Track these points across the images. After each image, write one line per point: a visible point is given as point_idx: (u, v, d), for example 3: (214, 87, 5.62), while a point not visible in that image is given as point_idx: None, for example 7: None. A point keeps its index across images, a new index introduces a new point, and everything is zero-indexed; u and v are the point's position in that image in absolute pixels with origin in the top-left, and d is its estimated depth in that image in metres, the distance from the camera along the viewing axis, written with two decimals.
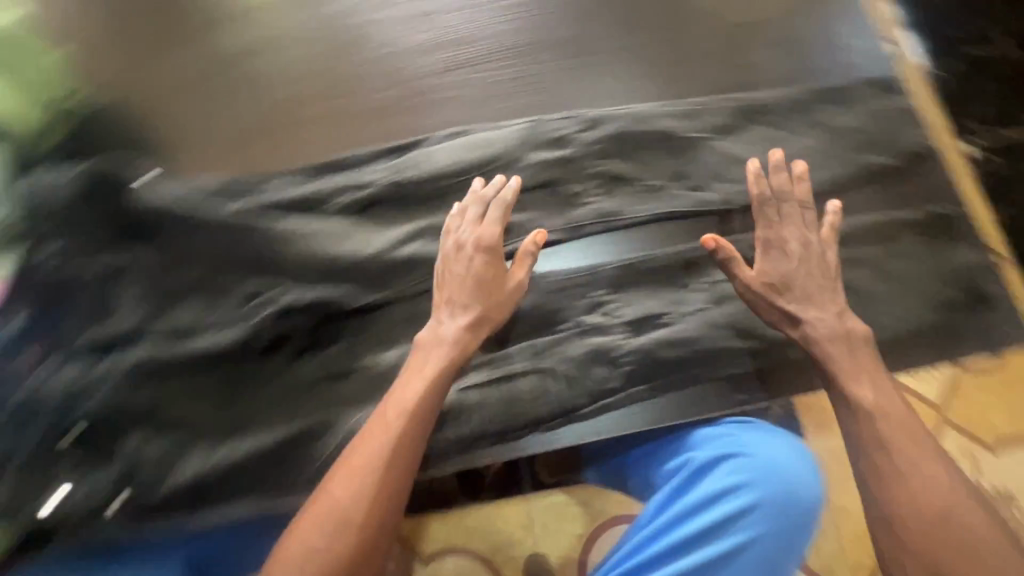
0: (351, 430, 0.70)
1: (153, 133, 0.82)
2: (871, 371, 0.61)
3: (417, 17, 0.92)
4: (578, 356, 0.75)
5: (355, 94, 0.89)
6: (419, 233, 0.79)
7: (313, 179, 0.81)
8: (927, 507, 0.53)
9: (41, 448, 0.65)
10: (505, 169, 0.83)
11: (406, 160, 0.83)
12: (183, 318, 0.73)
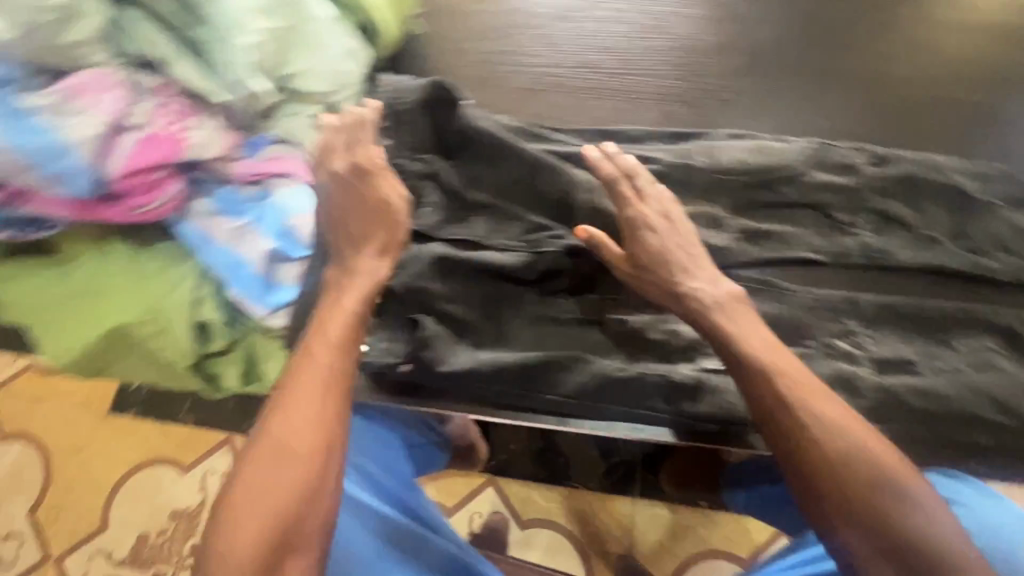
0: (596, 373, 0.75)
1: (475, 79, 0.97)
2: (750, 327, 0.67)
3: (718, 29, 0.99)
4: (824, 375, 0.75)
5: (647, 82, 0.96)
6: (692, 216, 0.83)
7: (599, 142, 0.90)
8: (871, 500, 0.57)
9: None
10: (787, 178, 0.84)
11: (693, 148, 0.87)
12: (472, 230, 0.81)
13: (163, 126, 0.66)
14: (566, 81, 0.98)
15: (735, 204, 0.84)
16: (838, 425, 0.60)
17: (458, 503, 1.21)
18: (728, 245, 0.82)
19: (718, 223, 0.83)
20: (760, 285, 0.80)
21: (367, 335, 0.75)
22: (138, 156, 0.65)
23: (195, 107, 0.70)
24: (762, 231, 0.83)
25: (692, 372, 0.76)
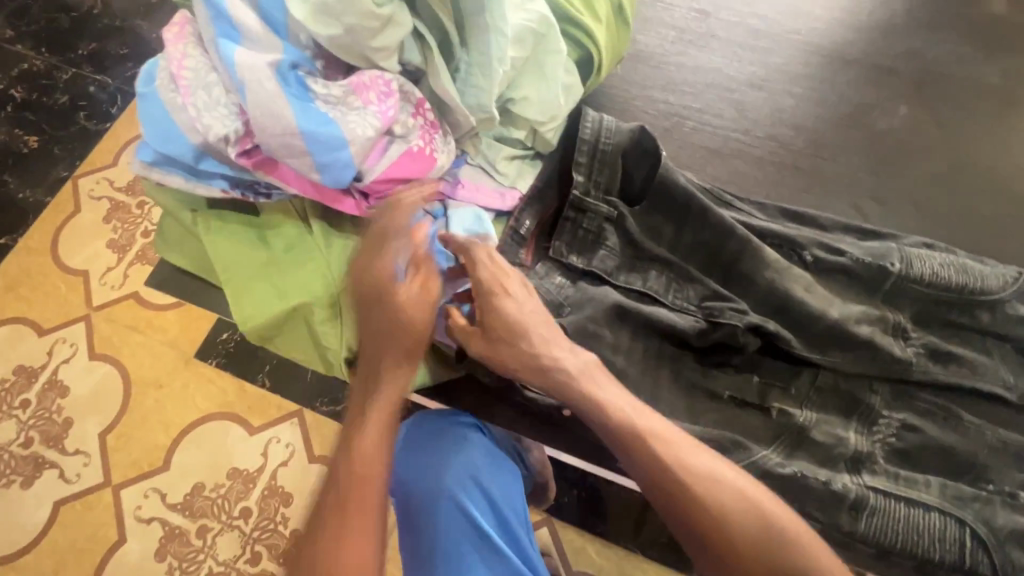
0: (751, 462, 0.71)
1: (658, 130, 0.97)
2: (612, 393, 0.67)
3: (920, 130, 0.95)
4: (1003, 528, 0.68)
5: (835, 168, 0.93)
6: (876, 320, 0.78)
7: (783, 223, 0.87)
8: (745, 550, 0.61)
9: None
10: (986, 303, 0.78)
11: (889, 250, 0.82)
12: (645, 282, 0.80)
13: (419, 142, 0.71)
14: (751, 150, 0.95)
15: (922, 319, 0.79)
16: (726, 503, 0.62)
17: None
18: (913, 360, 0.76)
19: (902, 333, 0.78)
20: (939, 409, 0.75)
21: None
22: (393, 168, 0.70)
23: (437, 124, 0.73)
24: (950, 354, 0.77)
25: (855, 486, 0.70)
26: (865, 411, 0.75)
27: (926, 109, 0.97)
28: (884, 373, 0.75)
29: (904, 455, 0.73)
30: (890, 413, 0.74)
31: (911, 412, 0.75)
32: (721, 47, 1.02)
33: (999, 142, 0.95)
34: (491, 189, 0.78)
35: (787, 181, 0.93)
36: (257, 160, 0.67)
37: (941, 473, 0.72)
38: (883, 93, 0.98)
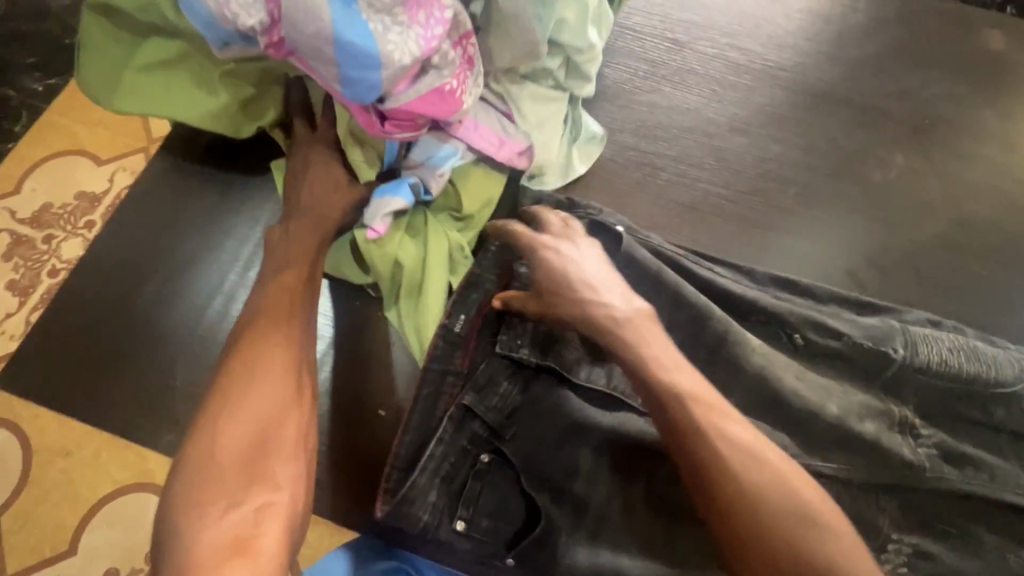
0: None
1: (627, 183, 0.84)
2: (659, 341, 0.58)
3: (918, 182, 0.85)
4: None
5: (828, 226, 0.82)
6: (880, 414, 0.66)
7: (773, 292, 0.75)
8: (781, 551, 0.49)
9: (459, 460, 0.64)
10: (1001, 397, 0.66)
11: (891, 330, 0.69)
12: (609, 382, 0.66)
13: (454, 81, 0.61)
14: (734, 206, 0.83)
15: (932, 410, 0.66)
16: (753, 448, 0.53)
17: None
18: (921, 463, 0.63)
19: (908, 428, 0.66)
20: (956, 533, 0.63)
21: (468, 510, 0.63)
22: (418, 104, 0.61)
23: (478, 65, 0.65)
24: (963, 455, 0.65)
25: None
26: (872, 535, 0.62)
27: (924, 156, 0.86)
28: (885, 479, 0.63)
29: None
30: (901, 537, 0.62)
31: (924, 536, 0.63)
32: (699, 83, 0.90)
33: (1002, 198, 0.85)
34: (491, 132, 0.73)
35: (775, 243, 0.81)
36: (284, 53, 0.58)
37: None
38: (880, 140, 0.87)
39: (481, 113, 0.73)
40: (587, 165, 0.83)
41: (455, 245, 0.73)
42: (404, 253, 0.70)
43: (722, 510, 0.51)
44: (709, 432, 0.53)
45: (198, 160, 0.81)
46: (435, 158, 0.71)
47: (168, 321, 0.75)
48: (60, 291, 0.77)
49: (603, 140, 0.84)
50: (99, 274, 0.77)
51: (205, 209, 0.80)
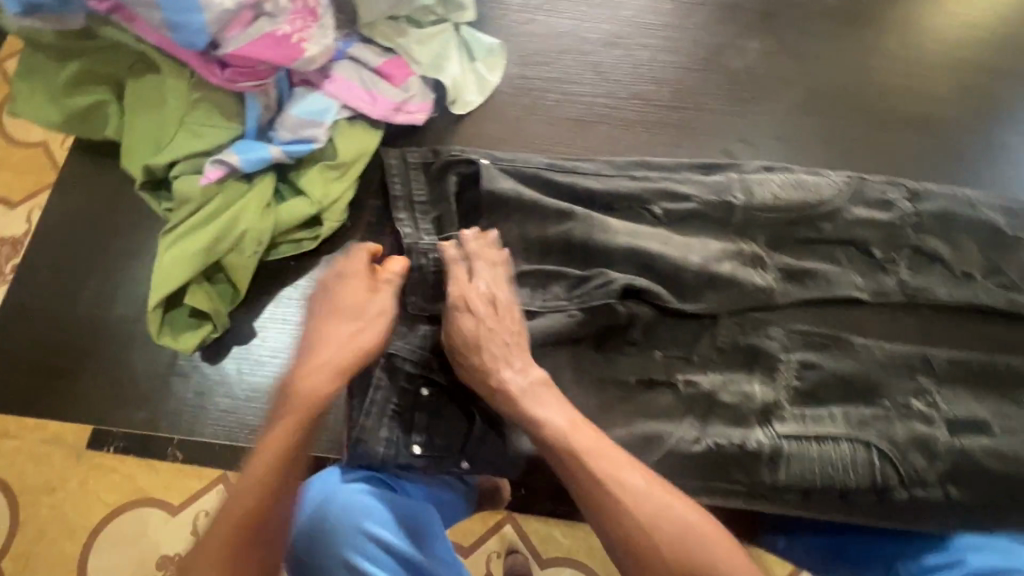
0: (673, 450, 0.69)
1: (519, 109, 0.91)
2: (556, 406, 0.62)
3: (773, 61, 0.95)
4: (903, 439, 0.71)
5: (703, 115, 0.92)
6: (736, 256, 0.77)
7: (630, 172, 0.82)
8: (659, 561, 0.56)
9: (401, 397, 0.71)
10: (825, 214, 0.79)
11: (729, 183, 0.79)
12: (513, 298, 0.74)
13: (288, 27, 0.65)
14: (620, 113, 0.92)
15: (774, 243, 0.78)
16: (622, 471, 0.59)
17: (472, 544, 1.33)
18: (772, 287, 0.77)
19: (759, 263, 0.77)
20: (830, 341, 0.76)
21: (421, 434, 0.70)
22: (250, 48, 0.63)
23: (320, 13, 0.69)
24: (806, 271, 0.78)
25: (768, 440, 0.70)
26: (764, 361, 0.75)
27: (774, 38, 0.96)
28: (747, 307, 0.76)
29: (809, 395, 0.74)
30: (788, 356, 0.75)
31: (806, 352, 0.76)
32: (568, 7, 0.97)
33: (843, 59, 0.96)
34: (363, 90, 0.80)
35: (657, 136, 0.90)
36: (109, 5, 0.63)
37: (841, 402, 0.74)
38: (736, 30, 0.96)
39: (353, 72, 0.80)
40: (498, 74, 0.92)
41: (329, 195, 0.78)
42: (283, 218, 0.76)
43: (614, 544, 0.57)
44: (578, 458, 0.59)
45: (106, 165, 0.84)
46: (307, 114, 0.76)
47: (117, 316, 0.79)
48: (2, 309, 0.78)
49: (503, 49, 0.93)
50: (31, 289, 0.79)
51: (128, 209, 0.83)
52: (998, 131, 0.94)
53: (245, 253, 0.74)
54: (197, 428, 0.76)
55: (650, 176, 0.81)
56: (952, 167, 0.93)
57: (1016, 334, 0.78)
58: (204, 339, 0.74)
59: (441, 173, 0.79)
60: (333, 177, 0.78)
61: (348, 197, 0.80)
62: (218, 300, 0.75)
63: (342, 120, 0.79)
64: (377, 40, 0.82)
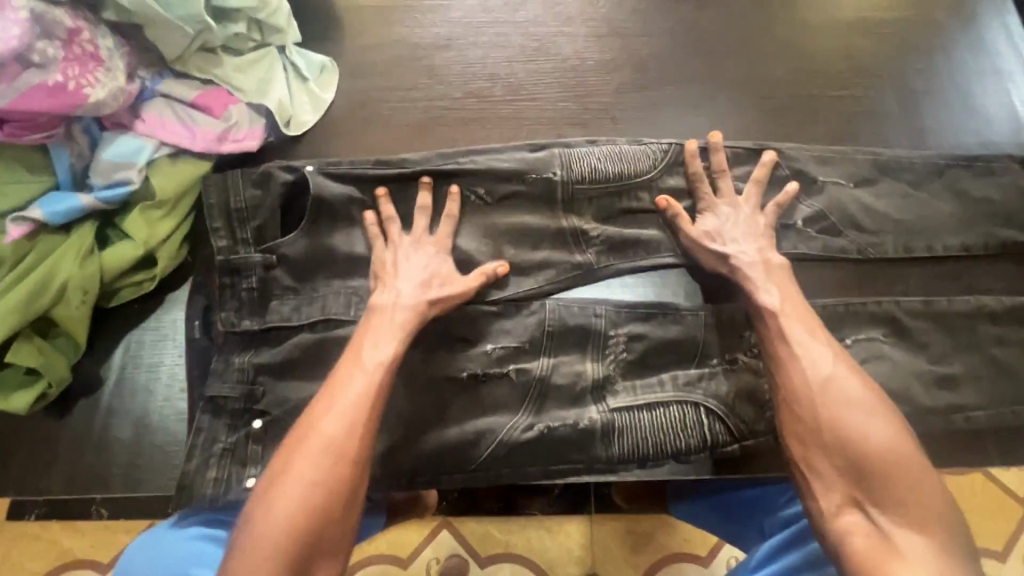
0: (505, 440, 0.74)
1: (351, 120, 0.92)
2: (783, 282, 0.71)
3: (602, 43, 0.98)
4: (729, 394, 0.75)
5: (538, 105, 0.94)
6: (552, 237, 0.81)
7: (455, 158, 0.82)
8: (846, 434, 0.58)
9: (231, 433, 0.74)
10: (643, 183, 0.82)
11: (551, 160, 0.82)
12: (324, 306, 0.78)
13: (61, 76, 0.67)
14: (456, 113, 0.93)
15: (595, 213, 0.82)
16: (826, 354, 0.63)
17: (412, 555, 1.30)
18: (593, 261, 0.80)
19: (581, 236, 0.81)
20: (657, 311, 0.78)
21: (256, 467, 0.73)
22: (24, 101, 0.66)
23: (104, 57, 0.72)
24: (626, 241, 0.81)
25: (600, 416, 0.75)
26: (594, 340, 0.78)
27: (601, 19, 0.99)
28: (568, 285, 0.80)
29: (639, 365, 0.77)
30: (617, 331, 0.78)
31: (635, 324, 0.78)
32: (396, 16, 0.98)
33: (670, 32, 0.99)
34: (181, 127, 0.80)
35: (493, 130, 0.92)
36: None
37: (672, 367, 0.77)
38: (563, 18, 0.99)
39: (166, 109, 0.80)
40: (332, 92, 0.92)
41: (156, 235, 0.78)
42: (108, 264, 0.76)
43: (806, 418, 0.60)
44: (786, 337, 0.65)
45: None
46: (118, 158, 0.76)
47: None
48: None
49: (336, 67, 0.94)
50: None
51: None
52: (829, 80, 0.96)
53: (73, 304, 0.73)
54: (46, 484, 0.75)
55: (476, 168, 0.81)
56: (790, 119, 0.94)
57: (840, 276, 0.82)
58: (40, 397, 0.74)
59: (250, 180, 0.79)
60: (158, 217, 0.78)
61: (183, 232, 0.81)
62: (53, 354, 0.74)
63: (160, 157, 0.79)
64: (192, 72, 0.82)
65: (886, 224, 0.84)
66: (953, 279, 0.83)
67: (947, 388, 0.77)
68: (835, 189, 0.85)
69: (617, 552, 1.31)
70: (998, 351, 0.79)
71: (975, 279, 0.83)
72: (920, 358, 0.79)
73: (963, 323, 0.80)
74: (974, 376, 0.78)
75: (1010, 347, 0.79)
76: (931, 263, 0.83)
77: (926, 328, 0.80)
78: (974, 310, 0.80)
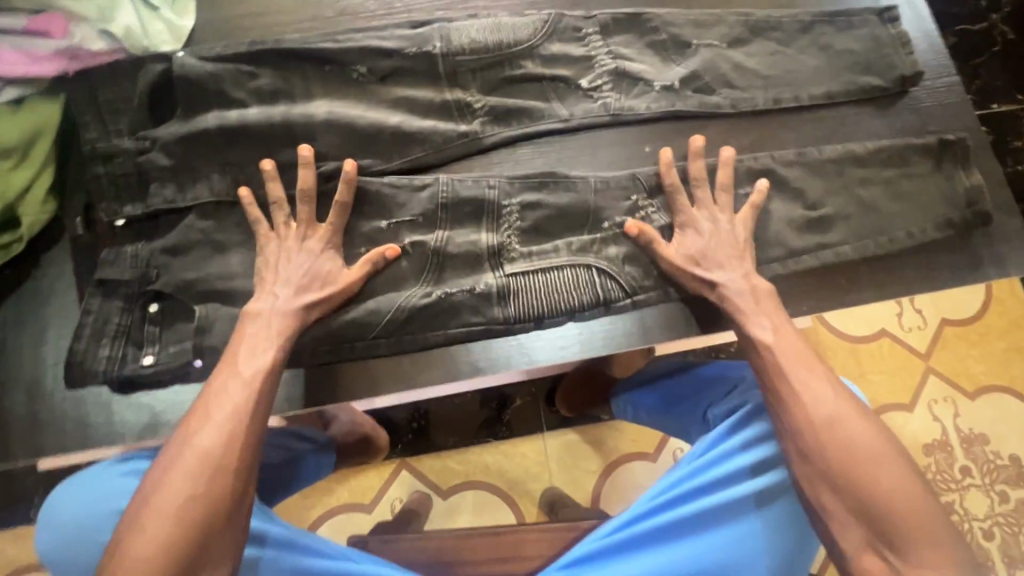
0: (402, 306, 0.74)
1: (216, 39, 0.86)
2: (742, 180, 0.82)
3: None
4: (618, 255, 0.78)
5: (416, 4, 0.89)
6: (439, 109, 0.81)
7: (334, 38, 0.81)
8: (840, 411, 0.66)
9: (125, 314, 0.73)
10: (524, 52, 0.84)
11: (431, 33, 0.82)
12: (210, 187, 0.76)
13: None
14: (329, 25, 0.88)
15: (479, 85, 0.83)
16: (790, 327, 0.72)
17: (375, 499, 1.27)
18: (478, 130, 0.82)
19: (467, 109, 0.82)
20: (548, 180, 0.80)
21: (153, 345, 0.73)
22: None
23: None
24: (509, 110, 0.82)
25: (496, 280, 0.77)
26: (489, 214, 0.79)
27: None
28: (454, 155, 0.81)
29: (533, 232, 0.79)
30: (510, 201, 0.79)
31: (527, 194, 0.79)
32: None
33: None
34: (15, 52, 0.74)
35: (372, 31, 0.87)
36: None
37: (564, 234, 0.79)
38: None
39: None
40: (192, 18, 0.85)
41: (13, 188, 0.73)
42: None
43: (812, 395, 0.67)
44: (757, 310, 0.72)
45: None
46: None
47: None
48: None
49: None
50: None
51: None
52: None
53: None
54: None
55: (354, 58, 0.80)
56: None
57: (719, 140, 0.86)
58: None
59: (122, 73, 0.77)
60: (9, 167, 0.73)
61: (48, 184, 0.76)
62: None
63: (2, 103, 0.74)
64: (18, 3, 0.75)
65: (755, 80, 0.88)
66: (823, 130, 0.89)
67: (821, 232, 0.83)
68: (709, 51, 0.88)
69: (572, 460, 1.31)
70: (865, 191, 0.85)
71: (843, 131, 0.89)
72: (798, 203, 0.84)
73: (835, 166, 0.86)
74: (844, 216, 0.84)
75: (876, 189, 0.85)
76: (800, 115, 0.89)
77: (802, 178, 0.85)
78: (842, 155, 0.86)
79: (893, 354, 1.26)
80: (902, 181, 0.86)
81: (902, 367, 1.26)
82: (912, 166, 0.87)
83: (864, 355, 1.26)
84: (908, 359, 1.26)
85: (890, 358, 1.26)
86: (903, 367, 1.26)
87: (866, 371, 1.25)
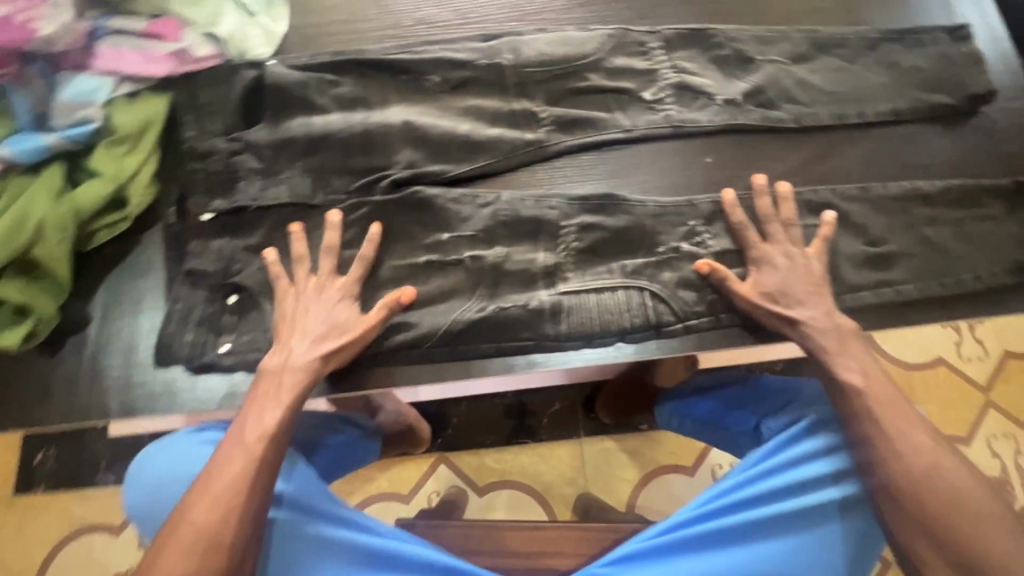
0: (458, 319, 0.78)
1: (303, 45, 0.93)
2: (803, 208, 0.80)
3: None
4: (671, 280, 0.80)
5: (488, 14, 0.94)
6: (506, 117, 0.86)
7: (410, 48, 0.87)
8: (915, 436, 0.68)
9: (209, 304, 0.79)
10: (589, 65, 0.88)
11: (501, 45, 0.87)
12: (292, 188, 0.82)
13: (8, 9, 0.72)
14: (405, 34, 0.94)
15: (544, 96, 0.86)
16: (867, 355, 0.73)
17: (412, 489, 1.30)
18: (544, 138, 0.85)
19: (532, 117, 0.86)
20: (606, 203, 0.82)
21: (231, 335, 0.79)
22: None
23: None
24: (573, 120, 0.86)
25: (550, 297, 0.79)
26: (548, 230, 0.82)
27: None
28: (519, 162, 0.85)
29: (588, 254, 0.81)
30: (568, 222, 0.82)
31: (585, 215, 0.82)
32: None
33: None
34: (137, 53, 0.82)
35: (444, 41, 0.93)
36: None
37: (618, 255, 0.81)
38: None
39: (121, 42, 0.82)
40: (284, 23, 0.92)
41: (124, 171, 0.81)
42: (80, 201, 0.78)
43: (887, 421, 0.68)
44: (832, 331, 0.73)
45: None
46: (77, 97, 0.78)
47: None
48: None
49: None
50: None
51: None
52: None
53: (51, 242, 0.75)
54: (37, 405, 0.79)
55: (429, 67, 0.86)
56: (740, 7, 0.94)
57: (779, 156, 0.87)
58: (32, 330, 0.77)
59: (222, 78, 0.84)
60: (122, 155, 0.81)
61: (152, 171, 0.83)
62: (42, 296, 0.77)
63: (118, 97, 0.82)
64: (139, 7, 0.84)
65: (818, 97, 0.88)
66: (887, 149, 0.88)
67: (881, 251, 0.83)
68: (773, 67, 0.89)
69: (608, 469, 1.31)
70: (926, 213, 0.85)
71: (907, 151, 0.88)
72: (858, 223, 0.84)
73: (896, 188, 0.85)
74: (905, 238, 0.83)
75: (938, 212, 0.85)
76: (863, 133, 0.88)
77: (862, 198, 0.85)
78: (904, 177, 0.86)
79: (949, 382, 1.22)
80: (966, 205, 0.85)
81: (959, 398, 1.21)
82: (977, 188, 0.85)
83: (919, 383, 1.21)
84: (965, 389, 1.21)
85: (945, 387, 1.22)
86: (960, 397, 1.21)
87: (921, 400, 1.21)
